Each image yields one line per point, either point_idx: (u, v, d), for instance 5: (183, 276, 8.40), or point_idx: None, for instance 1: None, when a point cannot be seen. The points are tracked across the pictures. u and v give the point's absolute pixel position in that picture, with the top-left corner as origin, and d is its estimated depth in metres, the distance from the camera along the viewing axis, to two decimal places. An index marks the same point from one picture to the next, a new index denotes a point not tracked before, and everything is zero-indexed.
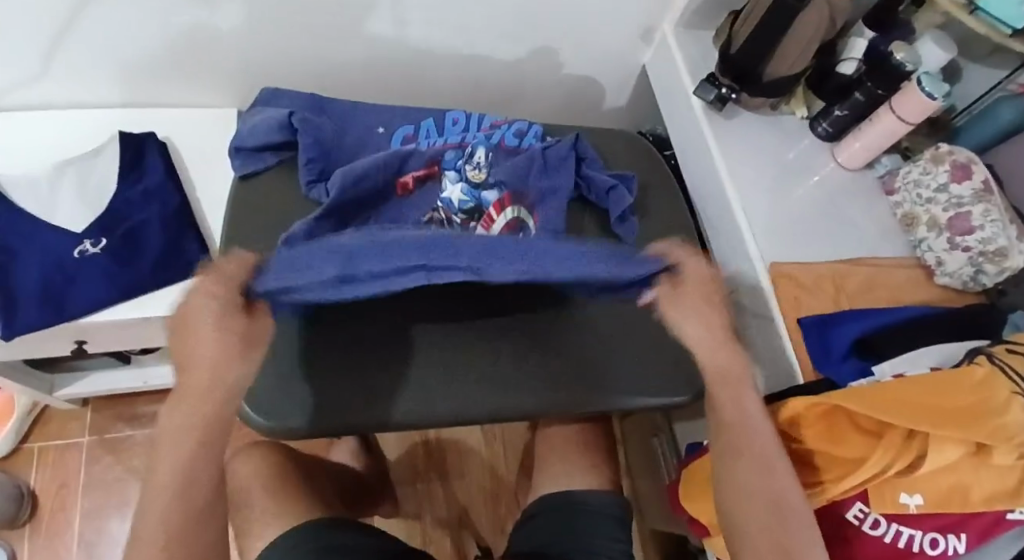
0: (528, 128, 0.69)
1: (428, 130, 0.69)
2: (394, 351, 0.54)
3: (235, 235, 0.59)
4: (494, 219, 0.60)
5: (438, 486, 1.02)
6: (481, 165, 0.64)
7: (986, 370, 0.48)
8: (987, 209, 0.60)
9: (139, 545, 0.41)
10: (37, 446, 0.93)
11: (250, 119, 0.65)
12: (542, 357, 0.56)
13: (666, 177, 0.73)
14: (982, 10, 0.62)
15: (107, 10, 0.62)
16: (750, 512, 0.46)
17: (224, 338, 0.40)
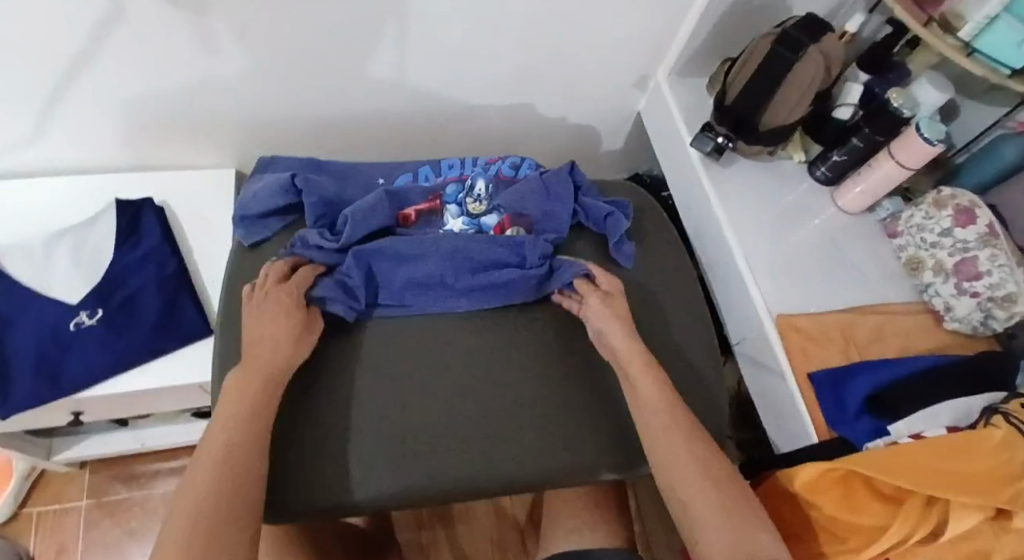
0: (523, 161, 0.71)
1: (426, 175, 0.70)
2: (358, 420, 0.54)
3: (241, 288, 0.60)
4: None
5: (442, 535, 0.99)
6: (480, 193, 0.67)
7: (1004, 432, 0.47)
8: (993, 254, 0.59)
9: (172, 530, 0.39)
10: (36, 511, 0.91)
11: (249, 187, 0.64)
12: (504, 414, 0.57)
13: (658, 212, 0.73)
14: (979, 52, 0.61)
15: (103, 78, 0.62)
16: (707, 508, 0.45)
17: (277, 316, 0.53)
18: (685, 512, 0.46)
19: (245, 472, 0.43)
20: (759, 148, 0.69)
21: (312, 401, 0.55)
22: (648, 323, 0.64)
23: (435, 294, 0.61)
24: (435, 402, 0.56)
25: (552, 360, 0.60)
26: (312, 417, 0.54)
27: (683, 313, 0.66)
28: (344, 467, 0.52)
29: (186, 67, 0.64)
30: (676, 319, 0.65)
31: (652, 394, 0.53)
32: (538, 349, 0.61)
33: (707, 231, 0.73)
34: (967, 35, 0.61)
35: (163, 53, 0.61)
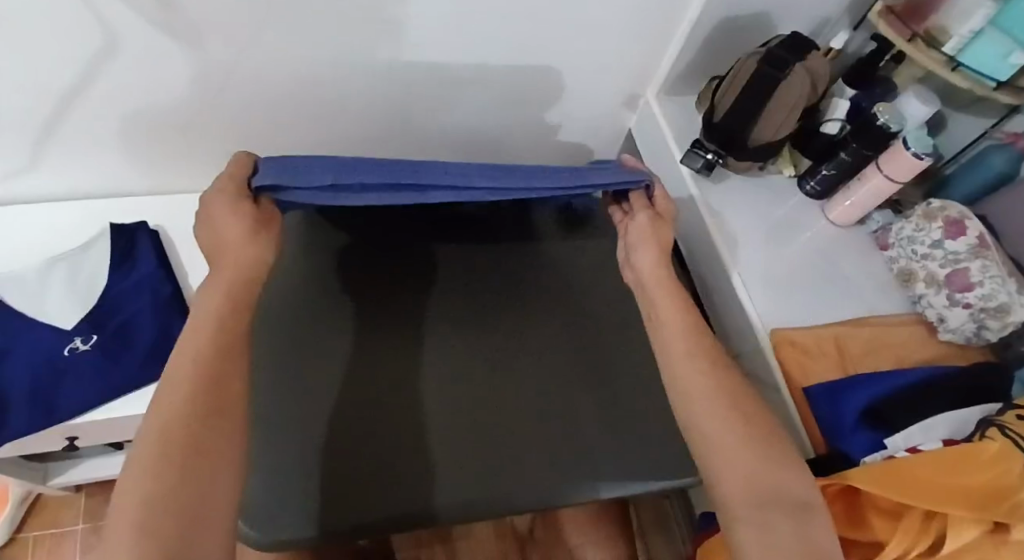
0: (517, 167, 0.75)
1: None
2: (428, 428, 0.57)
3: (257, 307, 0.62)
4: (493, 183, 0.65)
5: (441, 552, 0.96)
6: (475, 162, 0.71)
7: (999, 445, 0.47)
8: (984, 265, 0.60)
9: (126, 486, 0.36)
10: (33, 536, 0.90)
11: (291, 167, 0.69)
12: (555, 419, 0.60)
13: None
14: (963, 66, 0.62)
15: (97, 105, 0.63)
16: (731, 445, 0.46)
17: (242, 217, 0.52)
18: (709, 453, 0.47)
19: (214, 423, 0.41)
20: (749, 164, 0.70)
21: (325, 419, 0.55)
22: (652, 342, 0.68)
23: (420, 175, 0.54)
24: (498, 408, 0.60)
25: (558, 380, 0.63)
26: (357, 428, 0.55)
27: None
28: (412, 478, 0.53)
29: (183, 95, 0.65)
30: None
31: (678, 370, 0.52)
32: (544, 370, 0.64)
33: (701, 245, 0.73)
34: (951, 49, 0.62)
35: (159, 82, 0.62)
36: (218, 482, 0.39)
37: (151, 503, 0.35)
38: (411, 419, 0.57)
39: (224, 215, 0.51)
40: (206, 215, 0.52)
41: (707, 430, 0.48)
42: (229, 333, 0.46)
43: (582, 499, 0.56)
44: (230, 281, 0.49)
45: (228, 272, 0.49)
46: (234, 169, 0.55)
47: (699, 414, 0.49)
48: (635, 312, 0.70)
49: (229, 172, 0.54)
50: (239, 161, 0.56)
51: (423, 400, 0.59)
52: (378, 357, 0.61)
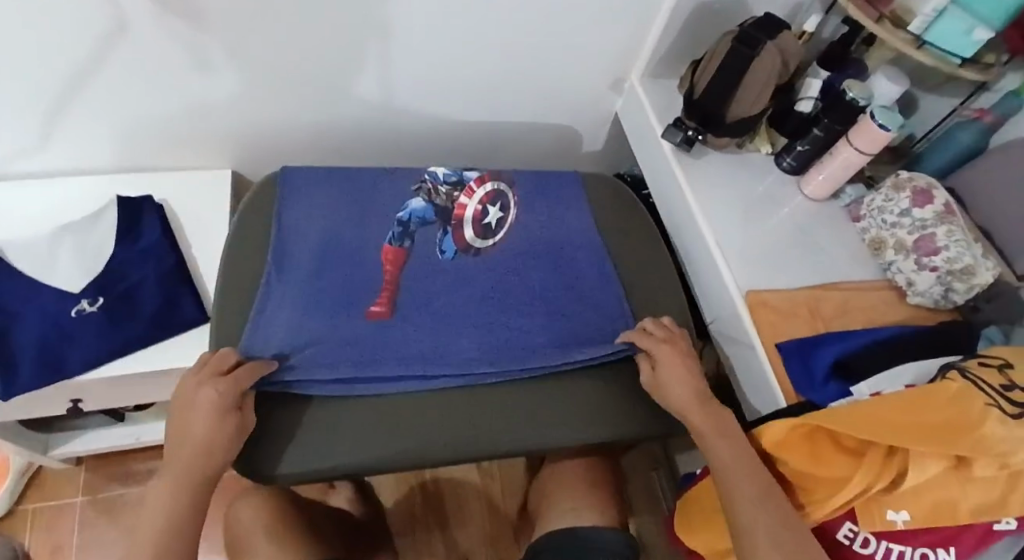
0: (497, 196, 0.74)
1: (422, 214, 0.70)
2: (342, 384, 0.59)
3: (252, 264, 0.65)
4: (475, 191, 0.73)
5: (438, 536, 1.01)
6: (474, 189, 0.73)
7: (960, 385, 0.48)
8: (949, 230, 0.62)
9: None
10: (32, 509, 0.93)
11: (297, 217, 0.68)
12: (496, 383, 0.62)
13: (631, 202, 0.79)
14: (929, 45, 0.66)
15: (106, 80, 0.66)
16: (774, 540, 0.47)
17: (226, 427, 0.52)
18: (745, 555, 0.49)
19: None
20: (727, 140, 0.74)
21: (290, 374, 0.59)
22: (639, 301, 0.73)
23: (432, 365, 0.61)
24: (419, 376, 0.61)
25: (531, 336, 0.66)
26: (330, 381, 0.59)
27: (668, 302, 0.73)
28: (368, 434, 0.57)
29: (189, 75, 0.69)
30: (660, 306, 0.73)
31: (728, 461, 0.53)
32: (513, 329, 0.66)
33: (681, 219, 0.76)
34: (918, 28, 0.65)
35: (163, 62, 0.66)
36: None
37: None
38: (381, 378, 0.60)
39: (201, 421, 0.51)
40: (189, 408, 0.52)
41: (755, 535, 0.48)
42: (194, 507, 0.50)
43: (564, 444, 0.61)
44: (188, 470, 0.50)
45: (184, 460, 0.50)
46: (243, 374, 0.54)
47: (748, 522, 0.49)
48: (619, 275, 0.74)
49: (232, 380, 0.53)
50: (242, 372, 0.54)
51: (305, 422, 0.57)
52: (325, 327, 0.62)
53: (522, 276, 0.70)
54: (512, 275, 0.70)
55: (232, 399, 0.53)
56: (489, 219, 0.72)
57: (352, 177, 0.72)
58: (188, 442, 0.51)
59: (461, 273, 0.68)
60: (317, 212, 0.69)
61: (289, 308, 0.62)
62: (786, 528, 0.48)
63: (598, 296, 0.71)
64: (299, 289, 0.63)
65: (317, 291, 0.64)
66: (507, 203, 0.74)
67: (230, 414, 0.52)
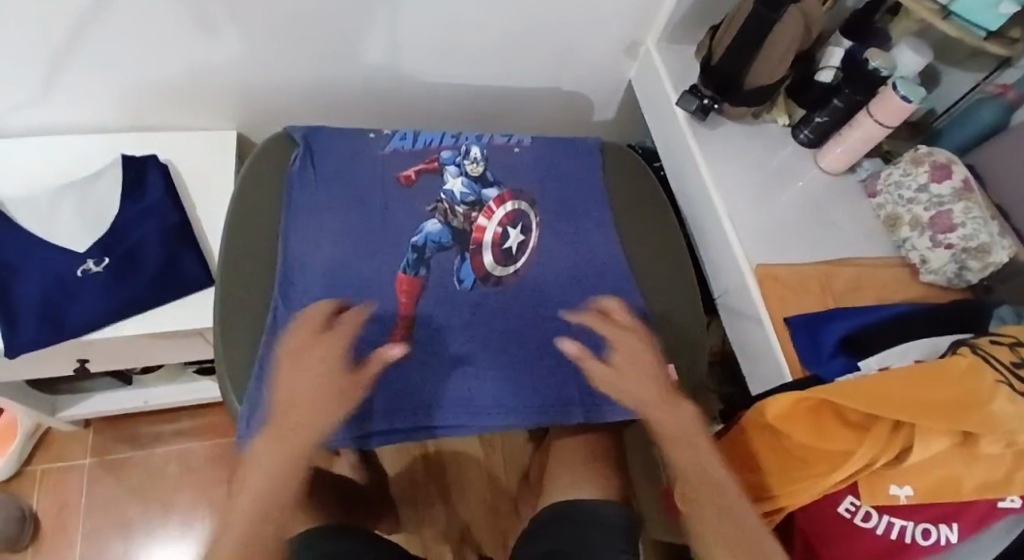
0: (519, 218, 0.71)
1: (438, 238, 0.67)
2: None
3: (252, 232, 0.64)
4: (494, 211, 0.69)
5: (441, 507, 1.03)
6: (493, 209, 0.69)
7: (971, 359, 0.46)
8: (967, 207, 0.61)
9: None
10: (39, 468, 0.94)
11: (302, 239, 0.64)
12: (507, 395, 0.62)
13: (647, 184, 0.78)
14: (953, 16, 0.63)
15: (106, 34, 0.64)
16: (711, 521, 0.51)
17: (334, 382, 0.53)
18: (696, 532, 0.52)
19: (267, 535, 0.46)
20: (744, 110, 0.72)
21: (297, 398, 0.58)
22: (650, 282, 0.73)
23: (451, 415, 0.60)
24: (434, 387, 0.60)
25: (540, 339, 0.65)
26: None
27: (678, 283, 0.73)
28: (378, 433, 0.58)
29: (192, 30, 0.67)
30: (671, 283, 0.73)
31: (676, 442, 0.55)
32: (527, 339, 0.65)
33: (692, 191, 0.75)
34: None
35: (168, 17, 0.64)
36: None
37: None
38: (396, 392, 0.59)
39: (314, 354, 0.55)
40: (299, 351, 0.54)
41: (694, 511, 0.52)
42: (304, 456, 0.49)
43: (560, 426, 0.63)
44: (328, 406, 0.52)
45: (308, 387, 0.52)
46: (347, 324, 0.58)
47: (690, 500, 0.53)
48: (630, 258, 0.74)
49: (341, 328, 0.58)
50: (348, 321, 0.59)
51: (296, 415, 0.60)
52: None
53: (544, 314, 0.67)
54: (535, 306, 0.67)
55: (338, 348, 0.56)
56: (510, 243, 0.69)
57: (364, 200, 0.68)
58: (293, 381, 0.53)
59: (478, 307, 0.65)
60: (326, 237, 0.65)
61: None
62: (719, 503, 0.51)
63: None
64: None
65: None
66: (529, 225, 0.71)
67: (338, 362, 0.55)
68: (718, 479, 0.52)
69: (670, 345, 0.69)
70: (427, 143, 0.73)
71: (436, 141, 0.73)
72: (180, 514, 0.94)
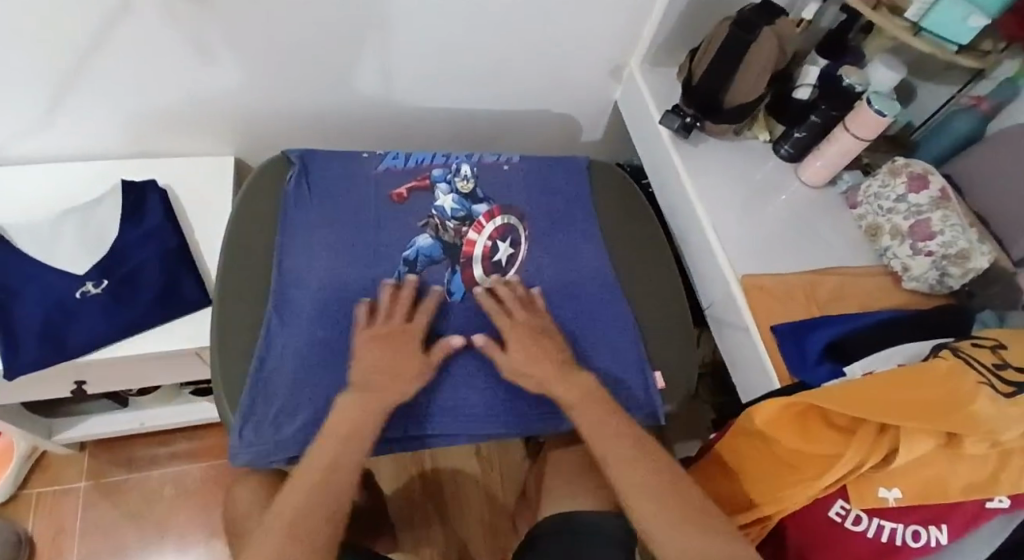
0: (508, 231, 0.72)
1: (429, 252, 0.69)
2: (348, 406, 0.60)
3: (248, 249, 0.66)
4: (484, 226, 0.71)
5: (438, 526, 1.02)
6: (482, 224, 0.72)
7: (952, 362, 0.48)
8: (945, 215, 0.62)
9: (279, 522, 0.47)
10: (34, 494, 0.94)
11: (297, 256, 0.66)
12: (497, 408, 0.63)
13: (634, 198, 0.80)
14: (925, 31, 0.65)
15: (109, 63, 0.67)
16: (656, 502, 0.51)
17: (396, 350, 0.60)
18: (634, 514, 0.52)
19: (340, 482, 0.51)
20: (725, 127, 0.75)
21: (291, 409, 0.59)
22: (637, 292, 0.74)
23: (444, 424, 0.61)
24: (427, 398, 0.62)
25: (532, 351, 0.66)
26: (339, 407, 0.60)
27: (667, 295, 0.74)
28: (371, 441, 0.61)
29: (192, 59, 0.69)
30: (658, 295, 0.74)
31: (602, 431, 0.57)
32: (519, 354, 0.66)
33: (678, 206, 0.77)
34: (914, 15, 0.65)
35: (169, 47, 0.67)
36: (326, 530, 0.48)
37: (292, 533, 0.46)
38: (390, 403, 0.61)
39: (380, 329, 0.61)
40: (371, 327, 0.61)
41: (629, 492, 0.52)
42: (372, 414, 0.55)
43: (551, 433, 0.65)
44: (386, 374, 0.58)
45: (374, 358, 0.59)
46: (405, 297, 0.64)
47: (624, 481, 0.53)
48: (619, 269, 0.75)
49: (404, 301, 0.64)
50: (407, 297, 0.64)
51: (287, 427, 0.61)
52: (331, 356, 0.61)
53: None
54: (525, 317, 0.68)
55: (400, 321, 0.62)
56: (499, 256, 0.71)
57: (358, 217, 0.69)
58: (366, 350, 0.59)
59: (470, 320, 0.67)
60: (321, 252, 0.67)
61: (291, 362, 0.60)
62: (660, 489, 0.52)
63: (617, 339, 0.69)
64: (301, 337, 0.61)
65: (321, 343, 0.62)
66: (518, 238, 0.73)
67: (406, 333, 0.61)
68: (650, 480, 0.52)
69: (658, 354, 0.71)
70: (419, 162, 0.75)
71: (427, 159, 0.75)
72: (175, 538, 0.93)
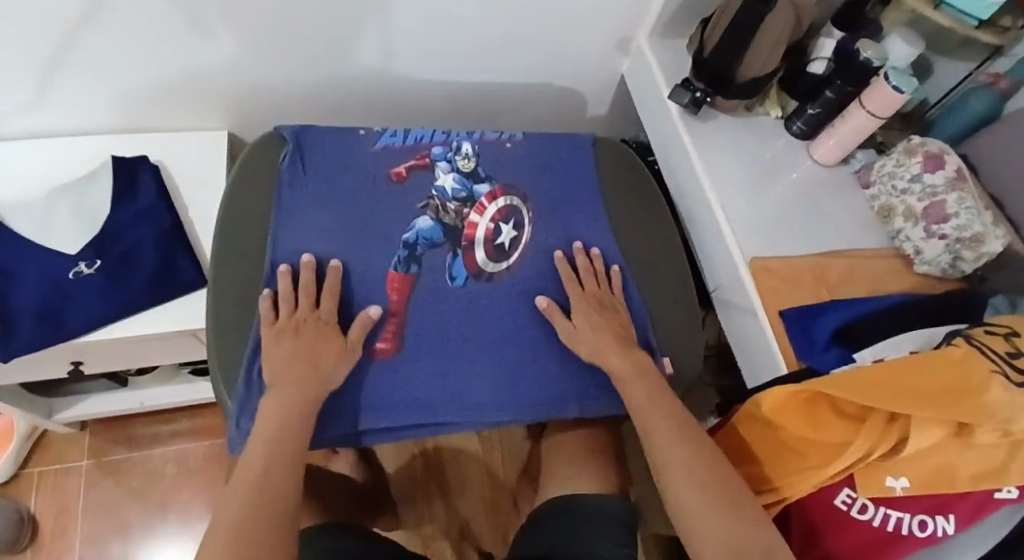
0: (510, 213, 0.70)
1: (429, 234, 0.66)
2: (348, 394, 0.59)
3: (241, 234, 0.63)
4: (486, 207, 0.69)
5: (440, 502, 1.03)
6: (484, 206, 0.69)
7: (964, 350, 0.46)
8: (960, 198, 0.61)
9: (216, 529, 0.43)
10: (37, 471, 0.94)
11: (292, 240, 0.63)
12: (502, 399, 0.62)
13: (640, 176, 0.77)
14: (946, 5, 0.63)
15: (97, 40, 0.64)
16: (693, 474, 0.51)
17: (310, 340, 0.57)
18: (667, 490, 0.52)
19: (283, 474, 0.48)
20: (736, 102, 0.73)
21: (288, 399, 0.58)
22: (643, 276, 0.72)
23: (446, 412, 0.60)
24: (430, 386, 0.61)
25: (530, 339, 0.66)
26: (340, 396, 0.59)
27: (672, 278, 0.73)
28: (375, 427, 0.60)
29: (184, 35, 0.66)
30: (664, 278, 0.73)
31: (648, 407, 0.58)
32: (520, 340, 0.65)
33: (685, 184, 0.75)
34: None
35: (159, 23, 0.64)
36: (271, 525, 0.44)
37: (235, 532, 0.42)
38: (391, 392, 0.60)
39: (286, 322, 0.57)
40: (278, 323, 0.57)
41: (663, 465, 0.53)
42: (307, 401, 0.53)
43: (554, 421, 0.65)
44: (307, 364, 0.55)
45: (297, 349, 0.56)
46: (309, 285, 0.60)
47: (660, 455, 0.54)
48: (624, 252, 0.73)
49: (307, 287, 0.60)
50: (308, 282, 0.60)
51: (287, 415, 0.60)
52: None
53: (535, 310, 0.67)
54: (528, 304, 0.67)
55: (305, 310, 0.58)
56: (502, 239, 0.68)
57: (354, 197, 0.66)
58: (275, 345, 0.56)
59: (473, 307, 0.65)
60: (318, 235, 0.64)
61: None
62: (694, 463, 0.52)
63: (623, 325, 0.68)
64: None
65: None
66: (521, 220, 0.71)
67: (314, 322, 0.58)
68: (686, 453, 0.53)
69: (663, 339, 0.70)
70: (418, 139, 0.71)
71: (425, 136, 0.71)
72: (179, 515, 0.94)
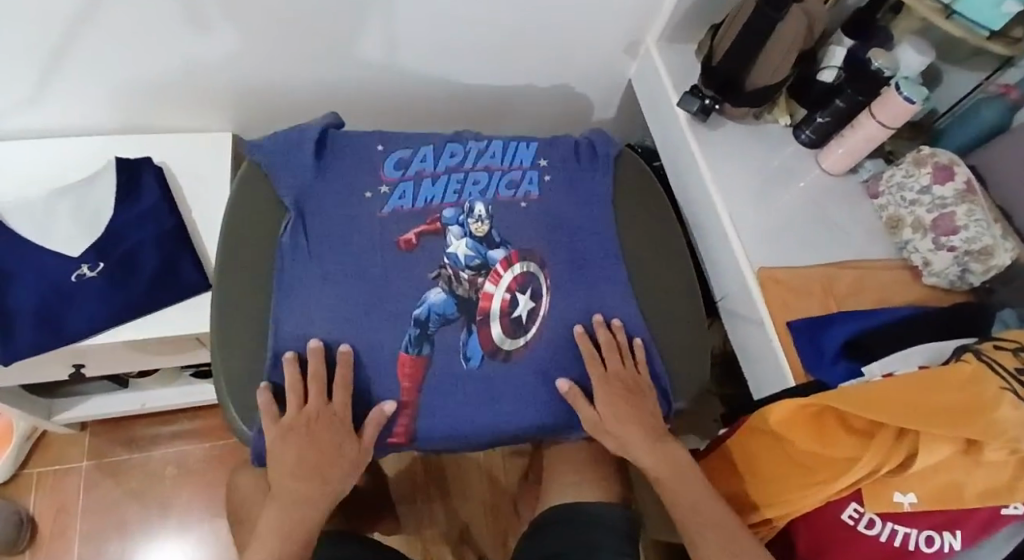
0: (527, 281, 0.64)
1: (440, 312, 0.60)
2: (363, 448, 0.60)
3: (240, 312, 0.60)
4: (501, 276, 0.63)
5: (439, 504, 1.03)
6: (500, 274, 0.63)
7: (974, 367, 0.45)
8: (970, 209, 0.60)
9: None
10: (36, 472, 0.93)
11: (293, 320, 0.58)
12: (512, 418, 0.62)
13: (659, 205, 0.75)
14: (957, 15, 0.62)
15: (98, 36, 0.63)
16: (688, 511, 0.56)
17: (323, 436, 0.55)
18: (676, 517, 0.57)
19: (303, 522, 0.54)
20: (745, 110, 0.72)
21: None
22: (665, 326, 0.69)
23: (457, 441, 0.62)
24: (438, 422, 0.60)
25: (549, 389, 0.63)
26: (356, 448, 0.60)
27: (692, 321, 0.70)
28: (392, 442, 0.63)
29: (187, 32, 0.66)
30: (684, 322, 0.70)
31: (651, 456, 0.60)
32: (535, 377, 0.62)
33: (693, 192, 0.75)
34: None
35: (160, 20, 0.63)
36: None
37: None
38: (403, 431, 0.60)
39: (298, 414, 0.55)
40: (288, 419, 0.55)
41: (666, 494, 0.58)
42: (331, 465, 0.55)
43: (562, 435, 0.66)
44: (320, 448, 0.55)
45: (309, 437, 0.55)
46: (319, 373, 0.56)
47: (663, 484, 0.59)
48: (648, 310, 0.69)
49: (316, 375, 0.56)
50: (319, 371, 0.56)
51: None
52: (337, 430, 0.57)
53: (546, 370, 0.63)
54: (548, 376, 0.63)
55: (320, 401, 0.56)
56: (518, 311, 0.63)
57: (359, 270, 0.61)
58: (283, 439, 0.54)
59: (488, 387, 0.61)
60: (323, 312, 0.59)
61: None
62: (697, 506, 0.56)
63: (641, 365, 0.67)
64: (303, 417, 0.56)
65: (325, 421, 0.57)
66: (538, 289, 0.64)
67: (325, 417, 0.56)
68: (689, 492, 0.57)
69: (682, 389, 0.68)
70: (428, 201, 0.65)
71: (434, 195, 0.66)
72: (179, 516, 0.94)
